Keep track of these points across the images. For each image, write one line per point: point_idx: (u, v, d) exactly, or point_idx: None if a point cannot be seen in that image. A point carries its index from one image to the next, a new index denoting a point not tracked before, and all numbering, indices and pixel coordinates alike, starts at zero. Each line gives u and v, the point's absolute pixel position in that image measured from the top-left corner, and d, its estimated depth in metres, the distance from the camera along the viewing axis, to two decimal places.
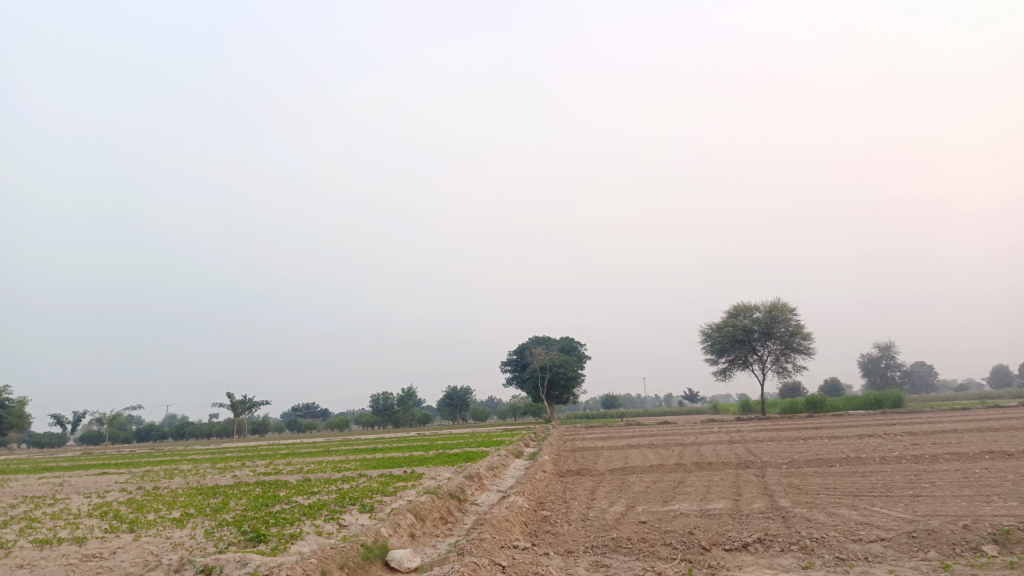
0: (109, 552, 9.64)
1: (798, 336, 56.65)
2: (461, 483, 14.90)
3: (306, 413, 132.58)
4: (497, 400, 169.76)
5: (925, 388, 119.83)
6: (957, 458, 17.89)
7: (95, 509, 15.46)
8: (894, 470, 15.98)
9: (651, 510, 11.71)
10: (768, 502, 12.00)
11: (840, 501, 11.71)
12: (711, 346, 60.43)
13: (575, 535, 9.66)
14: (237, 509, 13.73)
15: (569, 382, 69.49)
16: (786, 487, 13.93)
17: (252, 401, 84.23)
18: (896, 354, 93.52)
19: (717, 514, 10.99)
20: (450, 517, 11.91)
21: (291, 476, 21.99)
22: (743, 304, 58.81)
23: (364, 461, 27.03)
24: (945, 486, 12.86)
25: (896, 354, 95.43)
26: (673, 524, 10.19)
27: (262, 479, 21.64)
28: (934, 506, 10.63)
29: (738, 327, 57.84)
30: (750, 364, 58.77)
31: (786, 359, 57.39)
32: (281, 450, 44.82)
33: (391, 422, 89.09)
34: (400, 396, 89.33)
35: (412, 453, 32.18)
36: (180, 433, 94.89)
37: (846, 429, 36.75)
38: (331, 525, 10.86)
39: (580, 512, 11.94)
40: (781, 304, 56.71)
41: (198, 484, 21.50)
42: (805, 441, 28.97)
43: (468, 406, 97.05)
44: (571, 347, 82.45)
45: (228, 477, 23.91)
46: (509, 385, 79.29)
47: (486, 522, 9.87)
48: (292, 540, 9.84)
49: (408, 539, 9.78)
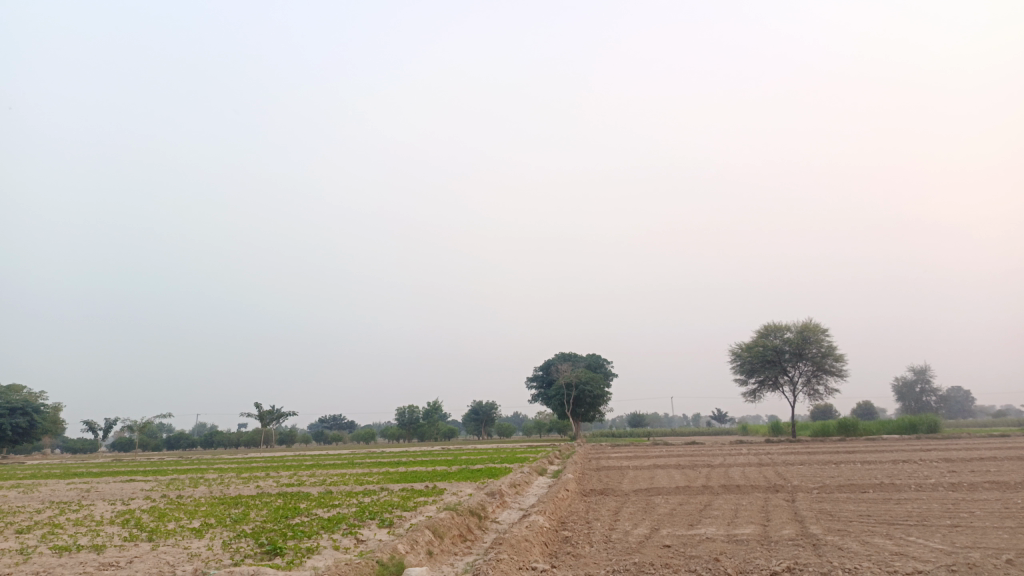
0: (125, 561, 9.59)
1: (830, 358, 55.56)
2: (482, 500, 14.71)
3: (331, 425, 133.21)
4: (522, 417, 169.25)
5: (962, 414, 116.73)
6: (998, 487, 17.22)
7: (117, 516, 15.51)
8: (930, 498, 15.42)
9: (676, 533, 11.38)
10: (798, 528, 11.62)
11: (874, 529, 11.27)
12: (740, 366, 59.52)
13: (596, 558, 9.39)
14: (256, 521, 13.64)
15: (595, 400, 68.90)
16: (817, 513, 13.48)
17: (279, 412, 84.90)
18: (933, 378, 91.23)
19: (744, 539, 10.64)
20: (469, 534, 11.71)
21: (313, 488, 21.92)
22: (773, 324, 57.90)
23: (386, 475, 26.91)
24: (984, 517, 12.34)
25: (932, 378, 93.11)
26: (699, 549, 9.86)
27: (285, 490, 21.63)
28: (974, 537, 10.17)
29: (768, 347, 56.91)
30: (780, 385, 57.71)
31: (817, 381, 56.25)
32: (305, 461, 44.95)
33: (416, 436, 89.09)
34: (425, 410, 89.34)
35: (435, 467, 32.01)
36: (208, 442, 95.87)
37: (880, 453, 35.83)
38: (349, 540, 10.72)
39: (603, 533, 11.65)
40: (812, 324, 55.73)
41: (220, 494, 21.54)
42: (837, 466, 28.21)
43: (493, 422, 96.70)
44: (597, 365, 81.86)
45: (251, 487, 23.95)
46: (535, 401, 78.88)
47: (505, 542, 9.63)
48: (308, 554, 9.71)
49: (425, 557, 9.60)
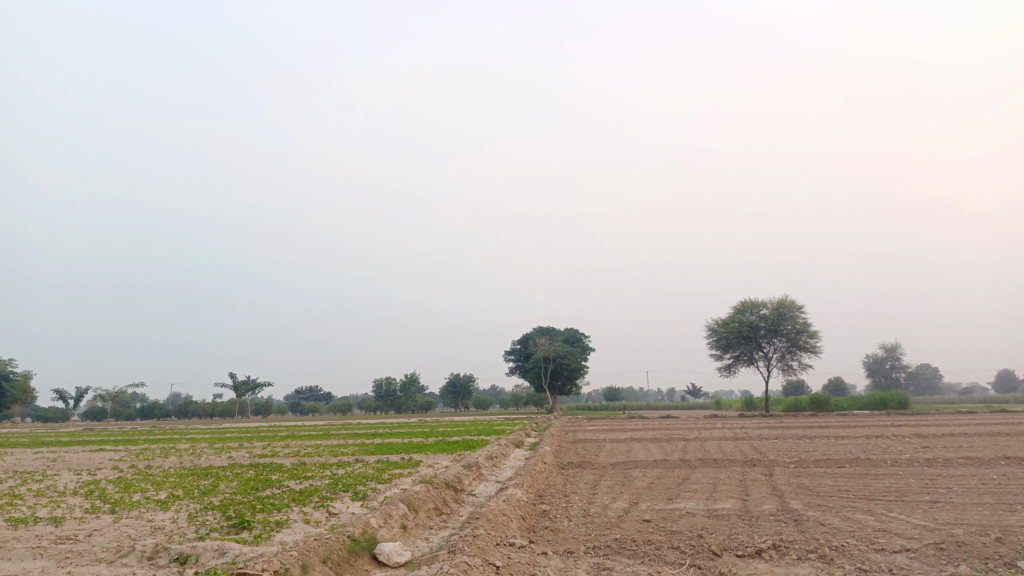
0: (84, 534, 9.13)
1: (805, 334, 56.05)
2: (459, 473, 14.45)
3: (307, 396, 132.75)
4: (499, 390, 169.95)
5: (929, 391, 119.33)
6: (971, 463, 17.32)
7: (82, 487, 15.04)
8: (906, 472, 15.43)
9: (655, 508, 11.18)
10: (778, 503, 11.49)
11: (855, 504, 11.18)
12: (716, 341, 59.83)
13: (575, 533, 9.15)
14: (225, 493, 13.25)
15: (571, 373, 69.05)
16: (796, 488, 13.40)
17: (255, 382, 84.03)
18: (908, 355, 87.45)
19: (724, 515, 10.46)
20: (445, 508, 11.42)
21: (286, 459, 21.48)
22: (749, 300, 58.17)
23: (362, 446, 26.56)
24: (962, 492, 12.31)
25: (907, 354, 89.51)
26: (680, 524, 9.68)
27: (258, 461, 21.21)
28: (956, 514, 10.05)
29: (745, 323, 57.23)
30: (755, 361, 58.16)
31: (792, 357, 56.77)
32: (280, 432, 44.43)
33: (393, 407, 88.96)
34: (402, 382, 89.14)
35: (412, 439, 31.73)
36: (183, 413, 95.09)
37: (853, 429, 36.21)
38: (320, 513, 10.38)
39: (581, 507, 11.42)
40: (788, 301, 56.07)
41: (191, 465, 21.06)
42: (811, 440, 28.44)
43: (470, 394, 96.78)
44: (575, 339, 82.09)
45: (224, 458, 23.52)
46: (512, 374, 78.99)
47: (481, 516, 9.33)
48: (278, 527, 9.35)
49: (399, 531, 9.28)
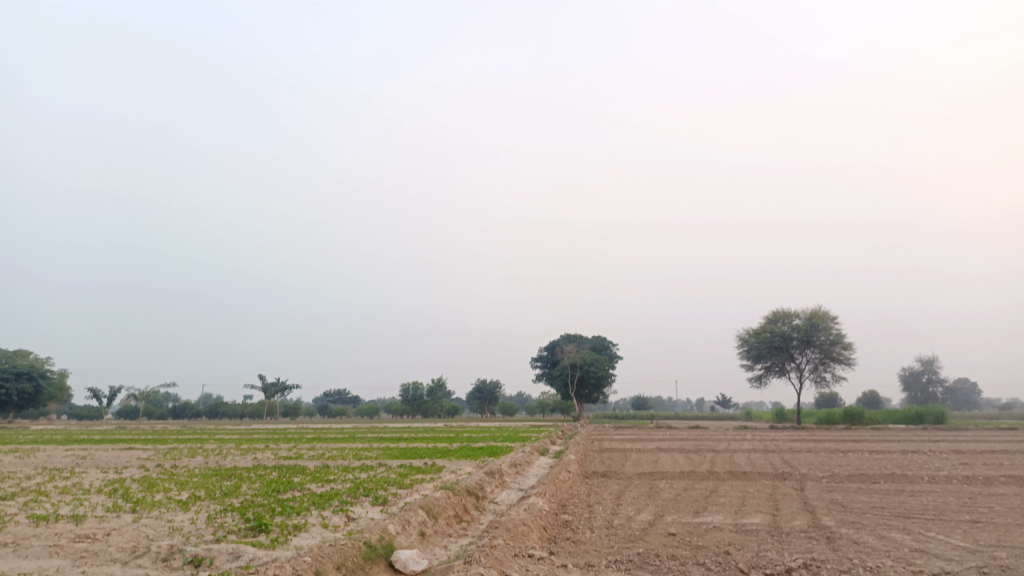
0: (103, 533, 9.11)
1: (838, 346, 54.93)
2: (481, 480, 14.27)
3: (335, 400, 133.62)
4: (525, 396, 169.61)
5: (968, 406, 116.32)
6: (1013, 481, 16.68)
7: (106, 485, 15.13)
8: (945, 490, 14.87)
9: (681, 521, 10.87)
10: (810, 520, 11.10)
11: (890, 522, 10.75)
12: (747, 352, 58.90)
13: (597, 544, 8.90)
14: (246, 494, 13.21)
15: (599, 381, 68.51)
16: (828, 503, 12.98)
17: (284, 384, 84.79)
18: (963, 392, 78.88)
19: (753, 530, 10.12)
20: (465, 515, 11.24)
21: (310, 462, 21.51)
22: (782, 311, 57.21)
23: (386, 450, 26.49)
24: (1004, 512, 11.79)
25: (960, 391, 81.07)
26: (706, 538, 9.38)
27: (282, 463, 21.26)
28: (998, 535, 9.59)
29: (776, 333, 56.24)
30: (787, 372, 57.08)
31: (825, 369, 55.68)
32: (307, 434, 44.72)
33: (420, 412, 89.13)
34: (429, 387, 89.24)
35: (437, 444, 31.63)
36: (213, 413, 96.29)
37: (888, 443, 35.28)
38: (339, 518, 10.25)
39: (605, 518, 11.15)
40: (822, 311, 55.02)
41: (217, 465, 21.19)
42: (844, 454, 27.69)
43: (497, 401, 96.64)
44: (602, 347, 81.57)
45: (250, 459, 23.63)
46: (539, 381, 78.65)
47: (501, 525, 9.11)
48: (295, 531, 9.25)
49: (417, 538, 9.10)
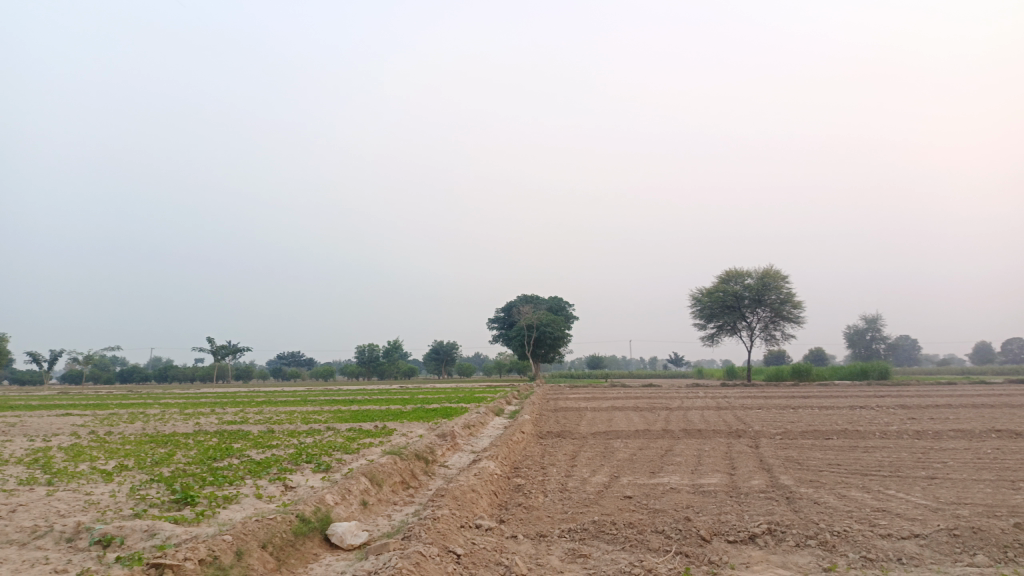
0: (7, 510, 8.25)
1: (788, 304, 55.88)
2: (431, 442, 13.74)
3: (289, 361, 131.84)
4: (482, 357, 170.46)
5: (908, 361, 120.77)
6: (962, 435, 16.84)
7: (29, 455, 14.14)
8: (898, 446, 14.84)
9: (637, 483, 10.47)
10: (767, 479, 10.81)
11: (849, 480, 10.51)
12: (700, 311, 59.41)
13: (550, 511, 8.41)
14: (178, 463, 12.35)
15: (555, 341, 68.58)
16: (784, 461, 12.77)
17: (235, 346, 82.78)
18: (929, 376, 72.10)
19: (712, 491, 9.76)
20: (413, 481, 10.67)
21: (254, 426, 20.64)
22: (734, 270, 57.74)
23: (336, 413, 25.79)
24: (959, 468, 11.70)
25: (926, 372, 74.92)
26: (663, 501, 8.98)
27: (227, 427, 20.43)
28: (957, 492, 9.44)
29: (729, 293, 56.78)
30: (738, 331, 57.84)
31: (775, 327, 56.64)
32: (257, 397, 43.70)
33: (375, 373, 88.33)
34: (385, 349, 88.34)
35: (388, 405, 31.02)
36: (163, 376, 93.88)
37: (836, 399, 35.99)
38: (275, 488, 9.56)
39: (559, 481, 10.70)
40: (773, 271, 55.63)
41: (155, 430, 20.20)
42: (795, 410, 28.03)
43: (453, 361, 96.49)
44: (559, 307, 81.74)
45: (193, 424, 22.66)
46: (495, 341, 78.57)
47: (448, 493, 8.51)
48: (225, 504, 8.56)
49: (358, 508, 8.49)
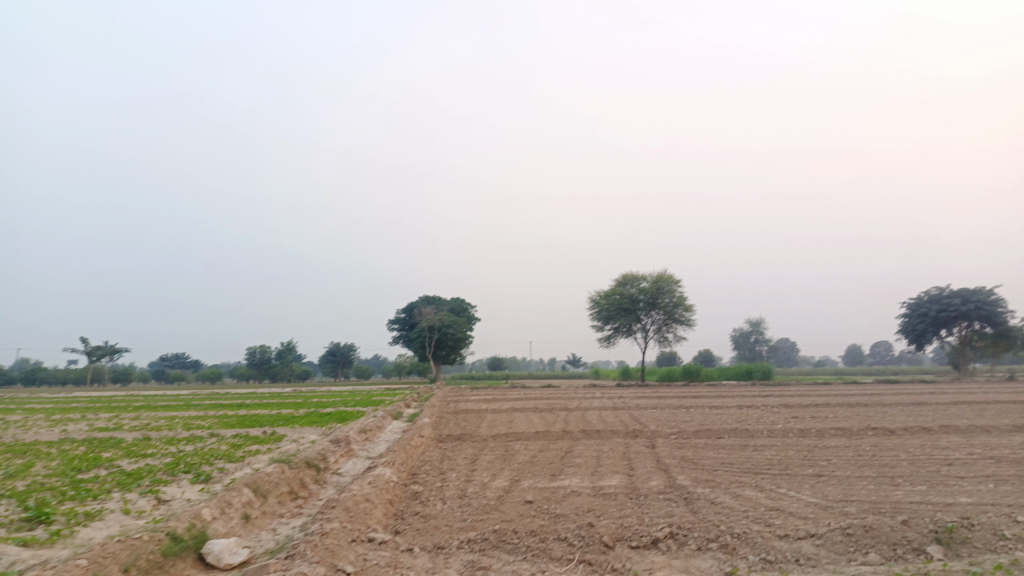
0: None
1: (680, 308, 57.99)
2: (325, 448, 13.08)
3: (174, 363, 124.99)
4: (381, 359, 167.86)
5: (788, 362, 128.04)
6: (843, 433, 17.71)
7: None
8: (786, 444, 15.37)
9: (537, 486, 10.26)
10: (665, 479, 10.86)
11: (742, 479, 10.71)
12: (598, 313, 60.56)
13: (448, 519, 8.05)
14: (36, 475, 11.14)
15: (456, 343, 68.25)
16: (680, 461, 12.92)
17: (113, 348, 77.52)
18: (808, 377, 76.64)
19: (612, 493, 9.67)
20: (302, 491, 10.02)
21: (129, 433, 19.04)
22: (630, 274, 59.28)
23: (222, 418, 24.37)
24: (843, 465, 12.16)
25: (804, 373, 79.66)
26: (563, 505, 8.80)
27: (98, 434, 18.80)
28: (844, 489, 9.78)
29: (625, 296, 58.28)
30: (634, 332, 59.33)
31: (668, 329, 58.52)
32: (135, 401, 40.97)
33: (267, 376, 85.06)
34: (278, 351, 85.27)
35: (281, 410, 29.61)
36: (30, 380, 86.78)
37: (725, 399, 37.44)
38: (146, 501, 8.71)
39: (458, 487, 10.33)
40: (667, 275, 57.58)
41: (14, 439, 18.32)
42: (687, 410, 28.85)
43: (351, 364, 94.42)
44: (461, 309, 81.52)
45: (61, 431, 20.78)
46: (395, 343, 77.40)
47: (339, 504, 7.97)
48: (85, 521, 7.68)
49: (239, 523, 7.81)
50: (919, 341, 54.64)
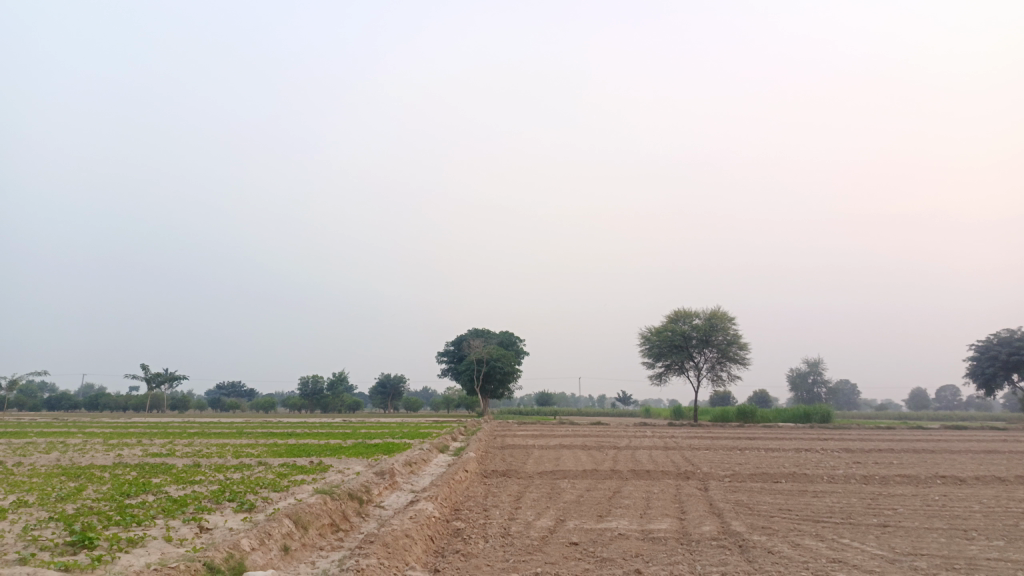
0: None
1: (734, 346, 56.63)
2: (370, 480, 12.98)
3: (229, 391, 127.76)
4: (430, 392, 168.45)
5: (848, 405, 123.56)
6: (910, 481, 16.78)
7: None
8: (848, 491, 14.60)
9: (583, 527, 9.90)
10: (718, 524, 10.36)
11: (801, 527, 10.16)
12: (649, 350, 59.57)
13: (489, 559, 7.79)
14: (86, 499, 11.30)
15: (505, 377, 68.01)
16: (734, 505, 12.37)
17: (172, 375, 79.65)
18: (869, 421, 73.60)
19: (661, 537, 9.25)
20: (344, 524, 9.89)
21: (179, 460, 19.27)
22: (683, 310, 58.31)
23: (270, 447, 24.56)
24: (911, 515, 11.42)
25: (866, 416, 76.61)
26: (610, 548, 8.44)
27: (150, 460, 19.08)
28: (911, 541, 9.15)
29: (677, 332, 57.29)
30: (685, 370, 58.07)
31: (722, 368, 57.09)
32: (190, 428, 41.84)
33: (319, 406, 86.07)
34: (330, 381, 86.38)
35: (329, 441, 29.73)
36: (93, 405, 89.67)
37: (781, 441, 36.16)
38: (189, 529, 8.69)
39: (501, 525, 10.04)
40: (720, 312, 56.52)
41: (69, 462, 18.69)
42: (742, 452, 27.86)
43: (401, 396, 94.93)
44: (509, 343, 81.50)
45: (116, 455, 21.20)
46: (444, 376, 77.66)
47: (379, 539, 7.79)
48: (127, 548, 7.67)
49: (278, 555, 7.70)
50: (988, 386, 51.99)
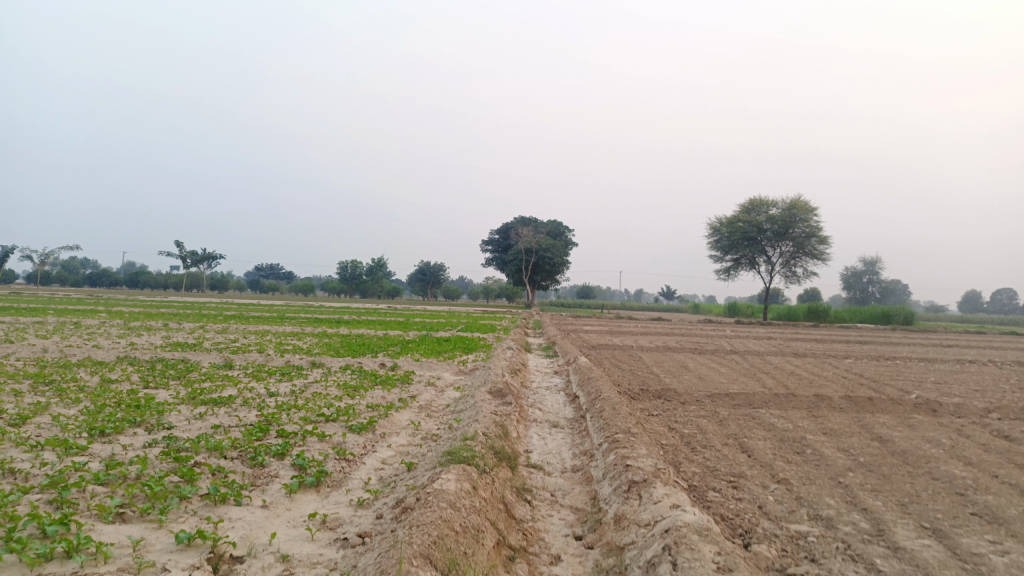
0: None
1: (815, 240, 49.65)
2: (492, 416, 8.04)
3: (268, 273, 125.21)
4: (467, 280, 165.67)
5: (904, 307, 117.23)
6: None
7: None
8: None
9: None
10: None
11: None
12: (718, 242, 53.47)
13: None
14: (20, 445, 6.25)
15: (554, 269, 62.67)
16: None
17: (209, 253, 75.72)
18: (948, 323, 67.56)
19: None
20: (513, 547, 4.66)
21: (202, 355, 14.34)
22: (758, 199, 51.50)
23: (321, 339, 19.75)
24: None
25: (942, 317, 70.64)
26: None
27: (166, 352, 14.53)
28: None
29: (751, 224, 50.61)
30: (757, 265, 52.13)
31: (797, 264, 50.80)
32: (225, 310, 37.51)
33: (358, 291, 82.36)
34: (369, 266, 82.08)
35: (385, 331, 24.86)
36: (132, 281, 86.98)
37: (907, 345, 30.72)
38: None
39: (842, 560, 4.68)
40: (802, 202, 49.20)
41: (55, 353, 13.87)
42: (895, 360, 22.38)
43: (441, 284, 90.83)
44: (559, 232, 75.72)
45: (129, 339, 16.79)
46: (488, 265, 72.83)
47: None
48: None
49: None
50: None
